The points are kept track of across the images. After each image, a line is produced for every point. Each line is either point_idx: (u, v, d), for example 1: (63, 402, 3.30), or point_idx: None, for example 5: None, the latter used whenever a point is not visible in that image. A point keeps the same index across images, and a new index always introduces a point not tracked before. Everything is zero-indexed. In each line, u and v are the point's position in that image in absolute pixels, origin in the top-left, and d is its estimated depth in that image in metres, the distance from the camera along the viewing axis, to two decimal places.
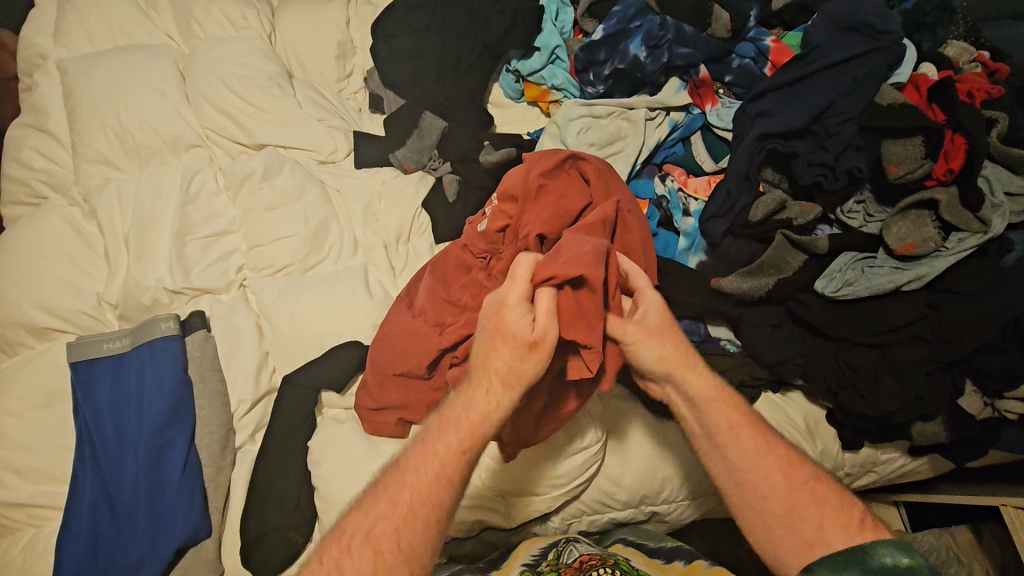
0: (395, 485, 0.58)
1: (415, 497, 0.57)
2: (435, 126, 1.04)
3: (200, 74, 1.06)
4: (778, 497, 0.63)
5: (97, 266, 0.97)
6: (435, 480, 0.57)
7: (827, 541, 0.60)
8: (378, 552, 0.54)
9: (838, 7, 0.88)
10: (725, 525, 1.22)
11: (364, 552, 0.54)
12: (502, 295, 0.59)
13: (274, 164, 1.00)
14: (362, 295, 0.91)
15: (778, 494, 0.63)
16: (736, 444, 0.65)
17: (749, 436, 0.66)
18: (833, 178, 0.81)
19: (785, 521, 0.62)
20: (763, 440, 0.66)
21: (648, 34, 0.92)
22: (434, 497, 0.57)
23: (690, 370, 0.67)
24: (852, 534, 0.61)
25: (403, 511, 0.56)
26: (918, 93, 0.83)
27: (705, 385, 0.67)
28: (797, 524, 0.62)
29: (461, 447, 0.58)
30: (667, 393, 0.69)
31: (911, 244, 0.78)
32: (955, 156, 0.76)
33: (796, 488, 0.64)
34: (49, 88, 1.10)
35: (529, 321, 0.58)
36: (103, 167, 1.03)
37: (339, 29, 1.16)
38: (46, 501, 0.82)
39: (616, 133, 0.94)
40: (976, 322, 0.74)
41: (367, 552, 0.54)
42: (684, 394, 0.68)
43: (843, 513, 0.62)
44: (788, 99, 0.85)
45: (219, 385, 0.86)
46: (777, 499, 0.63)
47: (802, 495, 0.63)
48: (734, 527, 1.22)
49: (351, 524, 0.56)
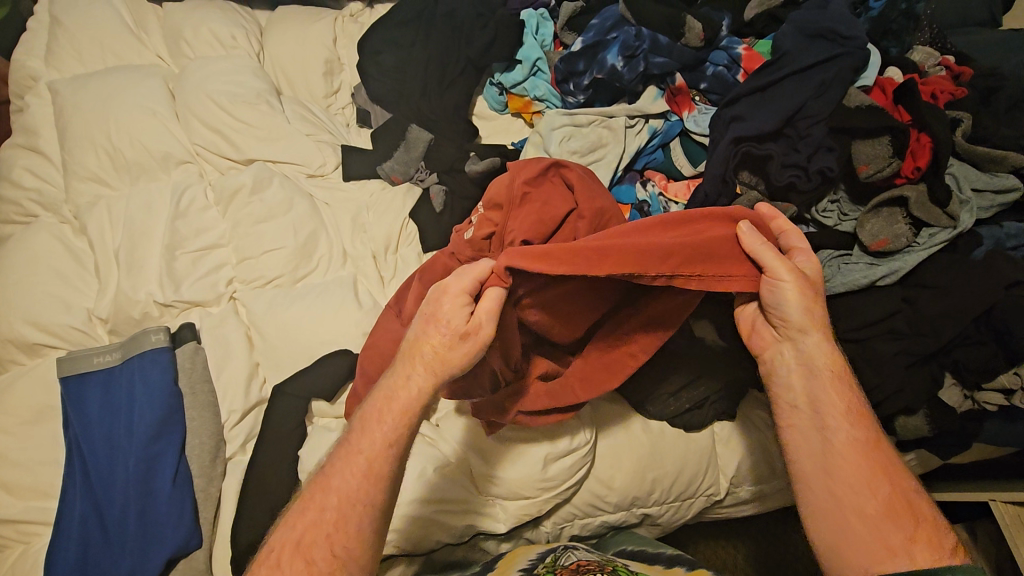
0: (320, 492, 0.60)
1: (334, 511, 0.59)
2: (421, 138, 1.06)
3: (190, 92, 1.08)
4: (874, 497, 0.63)
5: (89, 282, 0.98)
6: (358, 486, 0.60)
7: (911, 553, 0.60)
8: (310, 563, 0.57)
9: (805, 15, 0.91)
10: (720, 529, 1.22)
11: (295, 561, 0.57)
12: (445, 283, 0.64)
13: (263, 178, 1.02)
14: (352, 304, 0.92)
15: (875, 497, 0.63)
16: (844, 433, 0.65)
17: (848, 426, 0.66)
18: (806, 178, 0.83)
19: (876, 518, 0.62)
20: (873, 438, 0.66)
21: (625, 45, 0.95)
22: (360, 505, 0.59)
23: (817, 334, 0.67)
24: (935, 551, 0.60)
25: (328, 526, 0.58)
26: (885, 95, 0.87)
27: (824, 354, 0.68)
28: (884, 527, 0.61)
29: (389, 438, 0.62)
30: (780, 357, 0.70)
31: (884, 241, 0.81)
32: (921, 154, 0.81)
33: (895, 496, 0.63)
34: (41, 109, 1.11)
35: (467, 313, 0.63)
36: (94, 185, 1.04)
37: (326, 47, 1.20)
38: (36, 517, 0.82)
39: (597, 141, 0.96)
40: (949, 313, 0.77)
41: (300, 562, 0.57)
42: (801, 359, 0.68)
43: (930, 528, 0.62)
44: (760, 103, 0.88)
45: (209, 397, 0.86)
46: (870, 501, 0.63)
47: (900, 502, 0.63)
48: (728, 530, 1.22)
49: (280, 537, 0.59)
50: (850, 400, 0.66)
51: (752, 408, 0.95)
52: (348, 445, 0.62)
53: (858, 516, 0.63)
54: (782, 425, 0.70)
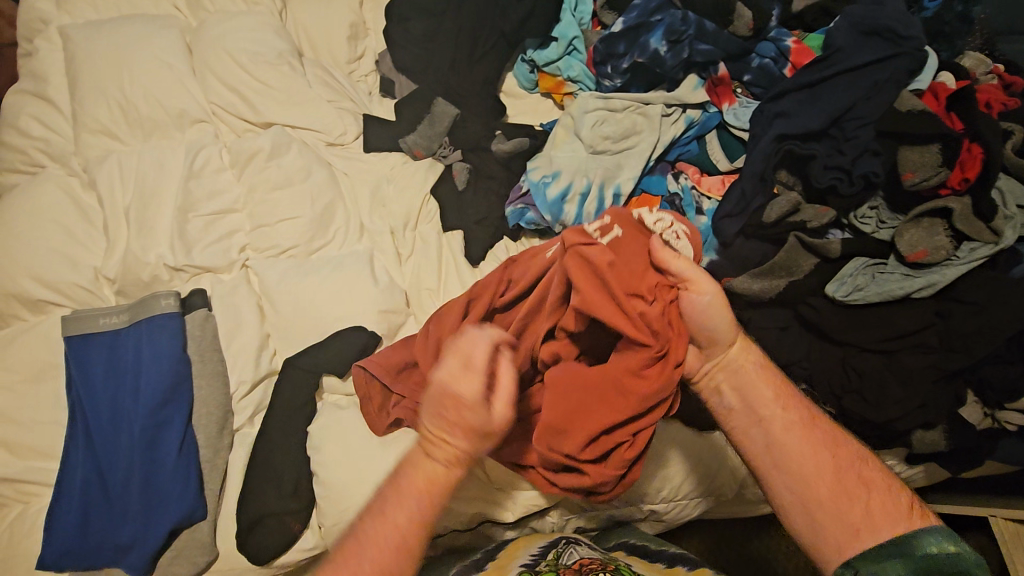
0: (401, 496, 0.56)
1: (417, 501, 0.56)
2: (446, 112, 1.02)
3: (208, 48, 1.04)
4: (822, 479, 0.59)
5: (95, 240, 0.94)
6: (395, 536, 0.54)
7: (874, 524, 0.56)
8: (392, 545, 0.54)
9: (861, 11, 0.87)
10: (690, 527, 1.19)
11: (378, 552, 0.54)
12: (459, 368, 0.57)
13: (281, 143, 0.98)
14: (367, 280, 0.89)
15: (826, 478, 0.59)
16: (794, 433, 0.62)
17: (787, 412, 0.63)
18: (848, 182, 0.81)
19: (835, 504, 0.58)
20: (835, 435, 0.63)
21: (670, 28, 0.92)
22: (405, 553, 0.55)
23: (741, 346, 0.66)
24: (898, 521, 0.56)
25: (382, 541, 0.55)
26: (937, 101, 0.84)
27: (749, 359, 0.65)
28: (841, 509, 0.57)
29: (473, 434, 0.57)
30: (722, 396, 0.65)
31: (922, 252, 0.79)
32: (971, 165, 0.78)
33: (843, 469, 0.60)
34: (51, 55, 1.06)
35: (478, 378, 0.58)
36: (105, 138, 1.00)
37: (352, 10, 1.15)
38: (38, 477, 0.80)
39: (631, 128, 0.93)
40: (985, 331, 0.75)
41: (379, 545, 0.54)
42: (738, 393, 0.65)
43: (890, 496, 0.58)
44: (806, 100, 0.85)
45: (218, 365, 0.84)
46: (822, 493, 0.58)
47: (850, 476, 0.59)
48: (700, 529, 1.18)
49: None
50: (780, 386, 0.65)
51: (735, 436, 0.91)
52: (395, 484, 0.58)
53: (818, 507, 0.58)
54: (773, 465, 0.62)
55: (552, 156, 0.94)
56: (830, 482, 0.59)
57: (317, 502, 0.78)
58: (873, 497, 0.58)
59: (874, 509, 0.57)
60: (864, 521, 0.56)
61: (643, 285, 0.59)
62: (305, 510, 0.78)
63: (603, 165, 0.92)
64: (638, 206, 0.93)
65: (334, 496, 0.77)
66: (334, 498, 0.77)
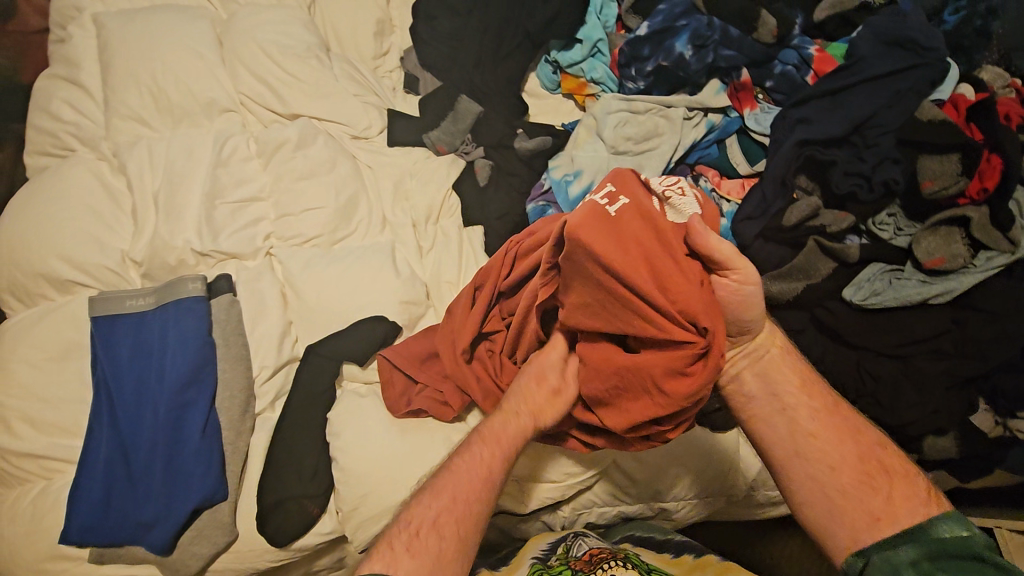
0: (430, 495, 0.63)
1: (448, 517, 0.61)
2: (470, 110, 1.04)
3: (239, 39, 1.06)
4: (844, 466, 0.62)
5: (123, 223, 0.95)
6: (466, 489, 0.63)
7: (893, 513, 0.58)
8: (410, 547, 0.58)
9: (883, 22, 0.89)
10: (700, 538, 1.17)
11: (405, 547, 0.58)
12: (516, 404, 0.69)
13: (308, 135, 1.00)
14: (390, 271, 0.91)
15: (847, 466, 0.62)
16: (816, 419, 0.64)
17: (808, 400, 0.65)
18: (868, 189, 0.83)
19: (856, 492, 0.60)
20: (855, 425, 0.65)
21: (695, 34, 0.94)
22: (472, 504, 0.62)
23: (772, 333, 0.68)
24: (917, 507, 0.59)
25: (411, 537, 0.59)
26: (957, 112, 0.84)
27: (775, 345, 0.68)
28: (862, 496, 0.60)
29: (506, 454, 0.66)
30: (744, 380, 0.67)
31: (939, 260, 0.80)
32: (989, 175, 0.80)
33: (866, 458, 0.62)
34: (84, 41, 1.08)
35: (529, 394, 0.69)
36: (135, 124, 1.01)
37: (379, 7, 1.17)
38: (60, 454, 0.81)
39: (652, 130, 0.95)
40: (1000, 337, 0.77)
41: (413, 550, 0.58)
42: (763, 380, 0.67)
43: (908, 484, 0.60)
44: (829, 107, 0.87)
45: (242, 349, 0.85)
46: (843, 479, 0.61)
47: (872, 464, 0.62)
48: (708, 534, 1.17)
49: None
50: (802, 374, 0.67)
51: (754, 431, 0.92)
52: (464, 450, 0.66)
53: (837, 495, 0.61)
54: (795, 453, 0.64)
55: (574, 156, 0.96)
56: (852, 470, 0.61)
57: (337, 487, 0.79)
58: (894, 487, 0.60)
59: (895, 497, 0.59)
60: (885, 507, 0.59)
61: (677, 277, 0.57)
62: (324, 495, 0.79)
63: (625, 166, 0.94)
64: None
65: (353, 482, 0.78)
66: (353, 484, 0.78)
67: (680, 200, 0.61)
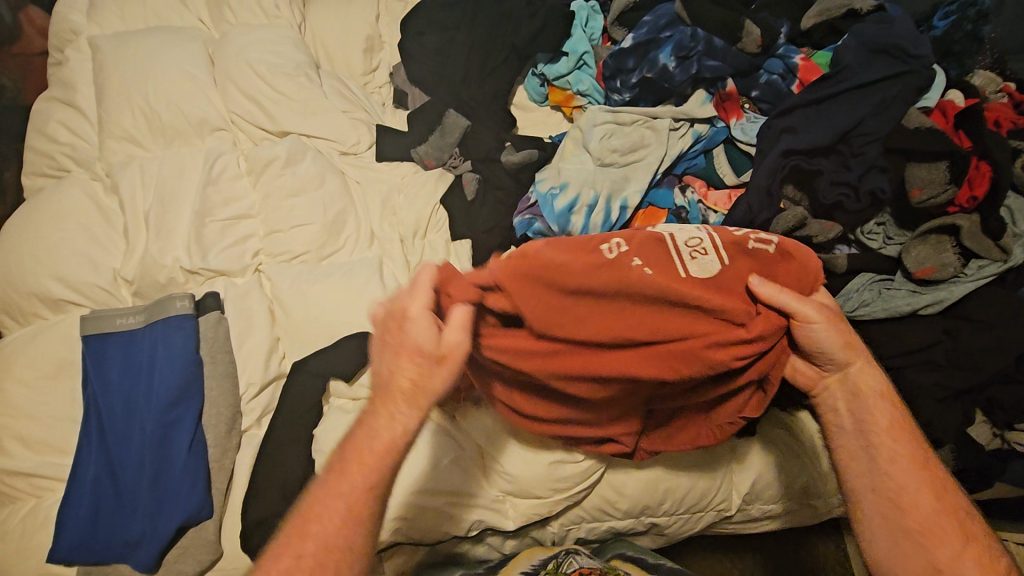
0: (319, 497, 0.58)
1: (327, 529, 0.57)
2: (458, 124, 1.03)
3: (229, 59, 1.07)
4: (919, 511, 0.61)
5: (115, 241, 0.97)
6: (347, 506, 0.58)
7: (957, 567, 0.59)
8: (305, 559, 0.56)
9: (869, 30, 0.88)
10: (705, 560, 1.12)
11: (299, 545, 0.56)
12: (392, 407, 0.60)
13: (297, 152, 1.01)
14: (376, 286, 0.91)
15: (925, 515, 0.61)
16: (893, 454, 0.63)
17: (892, 442, 0.63)
18: (855, 199, 0.82)
19: (922, 538, 0.61)
20: (934, 468, 0.64)
21: (679, 45, 0.94)
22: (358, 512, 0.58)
23: (858, 360, 0.65)
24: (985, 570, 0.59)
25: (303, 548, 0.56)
26: (945, 119, 0.84)
27: (871, 380, 0.65)
28: (929, 544, 0.60)
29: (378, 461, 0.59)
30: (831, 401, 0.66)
31: (929, 269, 0.79)
32: (978, 183, 0.78)
33: (946, 510, 0.62)
34: (80, 64, 1.10)
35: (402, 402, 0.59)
36: (127, 144, 1.03)
37: (368, 24, 1.18)
38: (50, 471, 0.82)
39: (638, 142, 0.95)
40: (990, 349, 0.75)
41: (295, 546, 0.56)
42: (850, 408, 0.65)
43: (980, 546, 0.60)
44: (815, 117, 0.86)
45: (228, 367, 0.85)
46: (917, 525, 0.61)
47: (948, 518, 0.61)
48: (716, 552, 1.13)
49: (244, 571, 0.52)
50: (895, 414, 0.65)
51: (772, 428, 0.89)
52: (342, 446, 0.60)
53: (905, 536, 0.61)
54: (874, 485, 0.63)
55: (560, 168, 0.95)
56: (927, 518, 0.61)
57: None
58: (962, 544, 0.60)
59: (964, 554, 0.60)
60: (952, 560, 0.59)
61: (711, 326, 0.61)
62: None
63: (611, 178, 0.93)
64: (644, 219, 0.94)
65: None
66: None
67: (705, 260, 0.63)
